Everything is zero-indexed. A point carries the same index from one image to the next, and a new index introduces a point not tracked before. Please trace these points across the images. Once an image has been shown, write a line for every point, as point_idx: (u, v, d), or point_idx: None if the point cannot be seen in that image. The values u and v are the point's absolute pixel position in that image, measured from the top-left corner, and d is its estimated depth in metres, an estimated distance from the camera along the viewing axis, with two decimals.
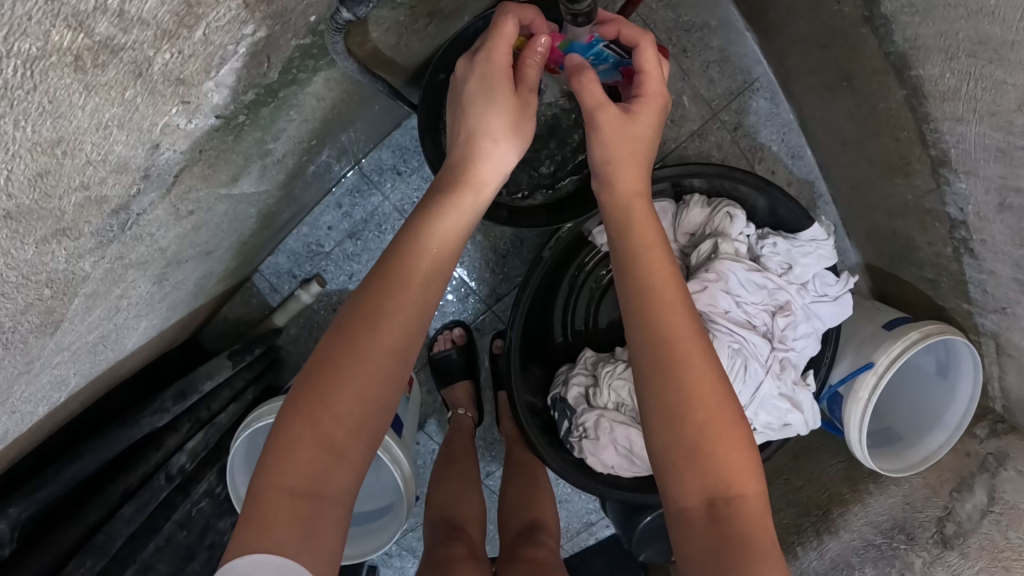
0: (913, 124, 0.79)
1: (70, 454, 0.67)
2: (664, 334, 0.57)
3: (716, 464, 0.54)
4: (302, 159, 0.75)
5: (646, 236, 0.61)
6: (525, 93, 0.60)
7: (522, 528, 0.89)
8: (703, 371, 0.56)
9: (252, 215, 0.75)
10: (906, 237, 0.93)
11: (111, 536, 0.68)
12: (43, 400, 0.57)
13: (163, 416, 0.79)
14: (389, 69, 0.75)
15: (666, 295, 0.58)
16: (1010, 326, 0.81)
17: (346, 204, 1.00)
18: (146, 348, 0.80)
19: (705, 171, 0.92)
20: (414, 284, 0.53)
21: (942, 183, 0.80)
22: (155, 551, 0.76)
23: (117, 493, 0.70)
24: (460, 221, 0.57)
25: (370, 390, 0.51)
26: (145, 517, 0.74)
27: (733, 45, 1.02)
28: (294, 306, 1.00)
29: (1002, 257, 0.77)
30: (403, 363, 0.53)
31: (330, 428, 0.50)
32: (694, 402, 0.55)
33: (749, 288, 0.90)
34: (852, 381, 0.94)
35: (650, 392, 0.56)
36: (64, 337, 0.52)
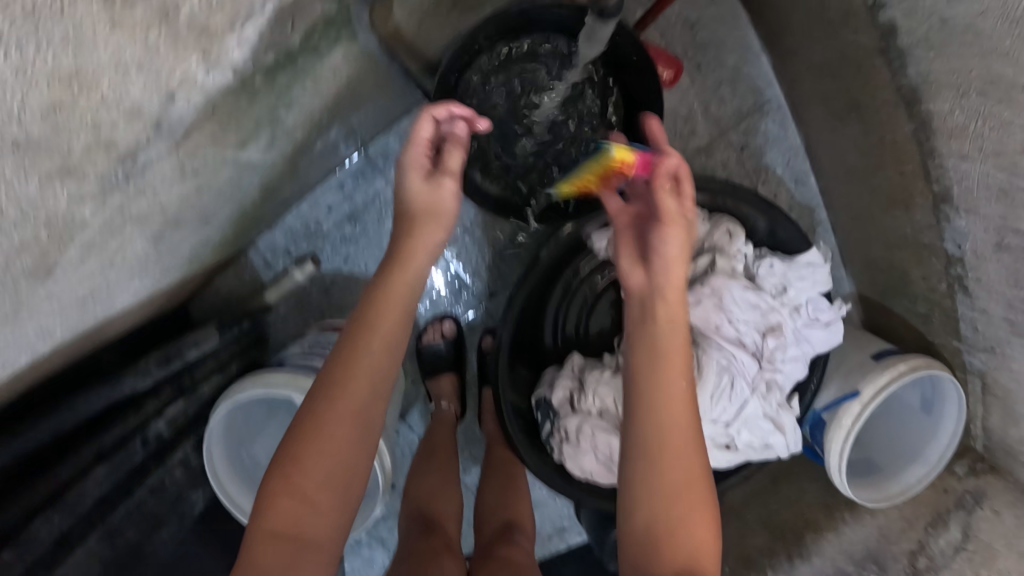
0: (918, 158, 0.81)
1: (49, 409, 0.69)
2: (659, 426, 0.65)
3: (686, 538, 0.63)
4: (312, 135, 0.74)
5: (664, 333, 0.67)
6: (438, 179, 0.63)
7: (499, 527, 0.88)
8: (678, 461, 0.64)
9: (254, 186, 0.74)
10: (901, 271, 0.93)
11: (80, 497, 0.69)
12: (28, 349, 0.58)
13: (146, 379, 0.80)
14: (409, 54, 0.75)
15: (669, 390, 0.65)
16: (999, 366, 0.83)
17: (349, 185, 0.98)
18: (135, 310, 0.80)
19: (710, 185, 0.92)
20: (377, 352, 0.62)
21: (943, 220, 0.82)
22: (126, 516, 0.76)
23: (91, 453, 0.72)
24: (408, 297, 0.64)
25: (343, 446, 0.60)
26: (118, 482, 0.75)
27: (747, 63, 1.00)
28: (287, 284, 0.99)
29: (996, 297, 0.79)
30: (367, 426, 0.62)
31: (302, 480, 0.59)
32: (671, 482, 0.64)
33: (743, 306, 0.91)
34: (838, 406, 0.93)
35: (640, 472, 0.65)
36: (57, 285, 0.53)
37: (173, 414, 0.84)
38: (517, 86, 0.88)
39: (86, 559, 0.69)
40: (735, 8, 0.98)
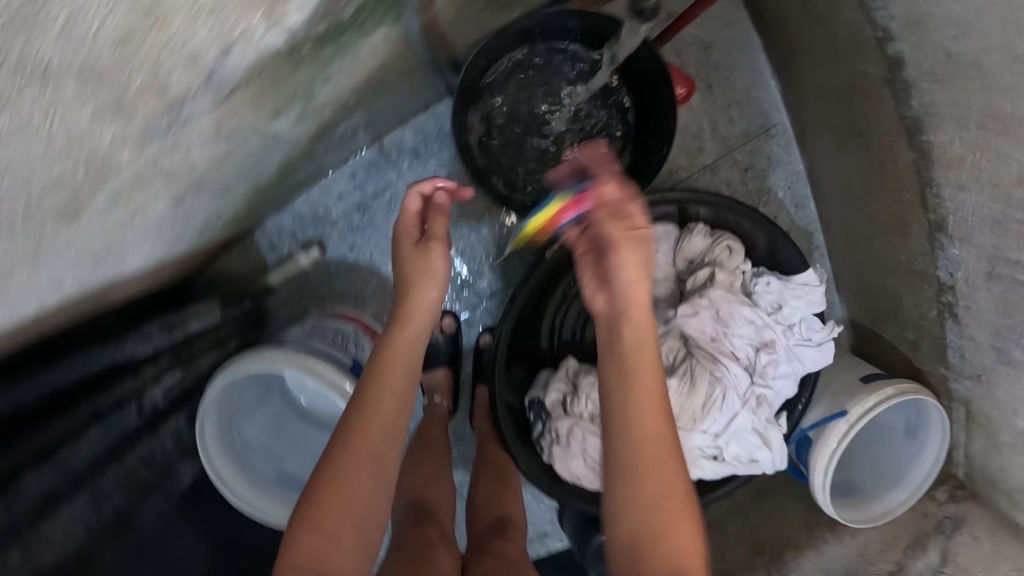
0: (917, 187, 0.84)
1: (49, 362, 0.71)
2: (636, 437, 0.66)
3: (671, 545, 0.64)
4: (336, 117, 0.76)
5: (643, 350, 0.68)
6: (429, 240, 0.76)
7: (493, 522, 0.88)
8: (662, 467, 0.65)
9: (275, 161, 0.75)
10: (893, 297, 0.95)
11: (71, 454, 0.71)
12: (37, 299, 0.59)
13: (146, 345, 0.83)
14: (439, 48, 0.77)
15: (647, 403, 0.67)
16: (983, 394, 0.86)
17: (360, 175, 0.99)
18: (141, 278, 0.80)
19: (713, 200, 0.94)
20: (386, 394, 0.73)
21: (937, 247, 0.85)
22: (114, 482, 0.78)
23: (84, 412, 0.74)
24: (413, 345, 0.75)
25: (361, 484, 0.69)
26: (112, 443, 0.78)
27: (758, 88, 1.03)
28: (291, 268, 1.00)
29: (984, 324, 0.82)
30: (381, 463, 0.71)
31: (324, 516, 0.67)
32: (654, 491, 0.65)
33: (739, 321, 0.92)
34: (825, 425, 0.95)
35: (624, 483, 0.66)
36: (79, 235, 0.55)
37: (168, 384, 0.85)
38: (536, 89, 0.91)
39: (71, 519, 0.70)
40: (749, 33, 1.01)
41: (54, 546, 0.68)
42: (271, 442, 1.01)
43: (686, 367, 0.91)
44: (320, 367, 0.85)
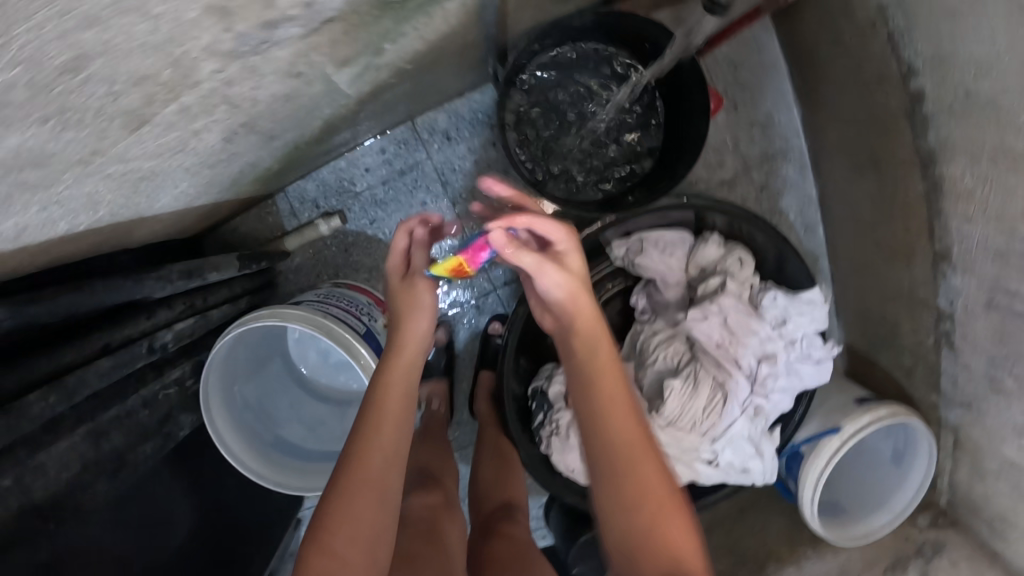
0: (926, 217, 0.88)
1: (71, 287, 0.69)
2: (611, 444, 0.70)
3: (661, 541, 0.65)
4: (387, 83, 0.78)
5: (603, 362, 0.74)
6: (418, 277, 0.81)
7: (498, 505, 0.93)
8: (641, 469, 0.68)
9: (320, 118, 0.77)
10: (891, 324, 0.99)
11: (79, 384, 0.70)
12: (67, 217, 0.61)
13: (165, 286, 0.81)
14: (492, 31, 0.80)
15: (613, 410, 0.71)
16: (973, 422, 0.90)
17: (389, 151, 1.01)
18: (166, 217, 0.82)
19: (732, 211, 0.95)
20: (388, 419, 0.75)
21: (940, 276, 0.89)
22: (113, 419, 0.78)
23: (98, 344, 0.73)
24: (407, 376, 0.79)
25: (376, 507, 0.70)
26: (117, 378, 0.78)
27: (779, 111, 1.06)
28: (310, 234, 1.01)
29: (980, 352, 0.86)
30: (389, 486, 0.72)
31: (339, 538, 0.67)
32: (638, 492, 0.68)
33: (743, 331, 0.95)
34: (818, 440, 0.97)
35: (606, 492, 0.69)
36: (129, 148, 0.57)
37: (177, 331, 0.85)
38: (575, 83, 0.94)
39: (65, 452, 0.70)
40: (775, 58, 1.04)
41: (46, 476, 0.68)
42: (268, 405, 1.02)
43: (690, 370, 0.95)
44: (339, 330, 0.86)
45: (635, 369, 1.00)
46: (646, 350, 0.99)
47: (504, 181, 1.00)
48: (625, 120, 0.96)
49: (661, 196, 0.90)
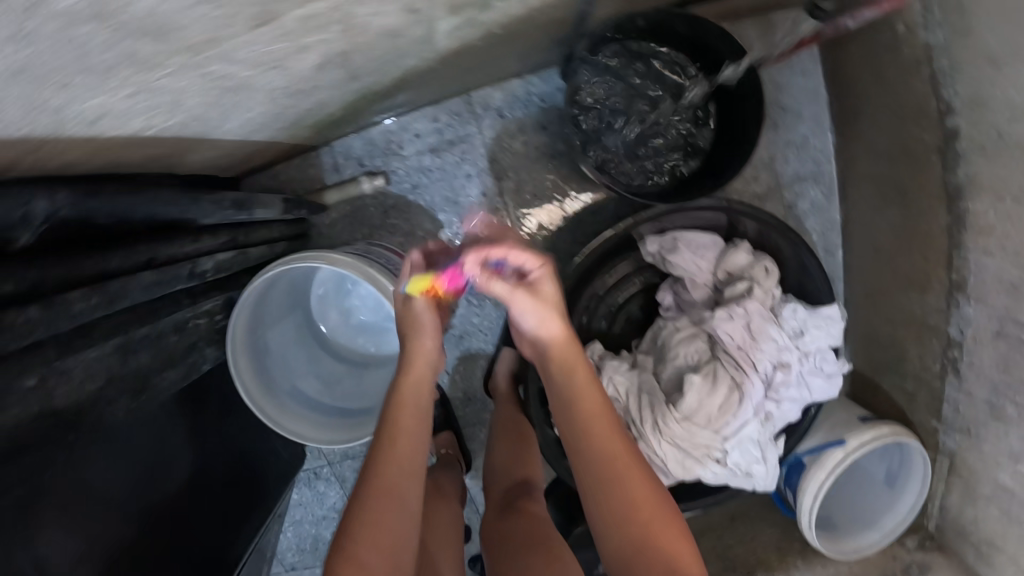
0: (947, 248, 0.93)
1: (125, 189, 0.69)
2: (606, 460, 0.82)
3: (657, 542, 0.76)
4: (467, 47, 0.80)
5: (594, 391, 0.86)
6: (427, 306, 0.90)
7: (512, 485, 0.94)
8: (636, 479, 0.80)
9: (398, 69, 0.79)
10: (899, 349, 1.04)
11: (122, 291, 0.68)
12: (143, 114, 0.62)
13: (213, 213, 0.80)
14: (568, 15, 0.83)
15: (604, 431, 0.84)
16: (970, 447, 0.94)
17: (442, 120, 1.02)
18: (223, 144, 0.81)
19: (767, 220, 0.98)
20: (406, 429, 0.82)
21: (953, 305, 0.94)
22: (144, 337, 0.75)
23: (146, 257, 0.71)
24: (418, 394, 0.86)
25: (401, 510, 0.75)
26: (154, 297, 0.75)
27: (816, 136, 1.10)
28: (351, 191, 1.01)
29: (984, 379, 0.91)
30: (411, 490, 0.77)
31: (373, 536, 0.71)
32: (637, 501, 0.79)
33: (764, 337, 0.98)
34: (821, 452, 1.01)
35: (598, 499, 0.81)
36: (238, 51, 0.57)
37: (216, 261, 0.84)
38: (639, 78, 0.97)
39: (89, 364, 0.67)
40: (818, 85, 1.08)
41: (72, 382, 0.65)
42: (289, 356, 1.01)
43: (710, 368, 0.98)
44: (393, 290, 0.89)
45: (653, 363, 1.03)
46: (667, 346, 1.02)
47: (550, 166, 1.03)
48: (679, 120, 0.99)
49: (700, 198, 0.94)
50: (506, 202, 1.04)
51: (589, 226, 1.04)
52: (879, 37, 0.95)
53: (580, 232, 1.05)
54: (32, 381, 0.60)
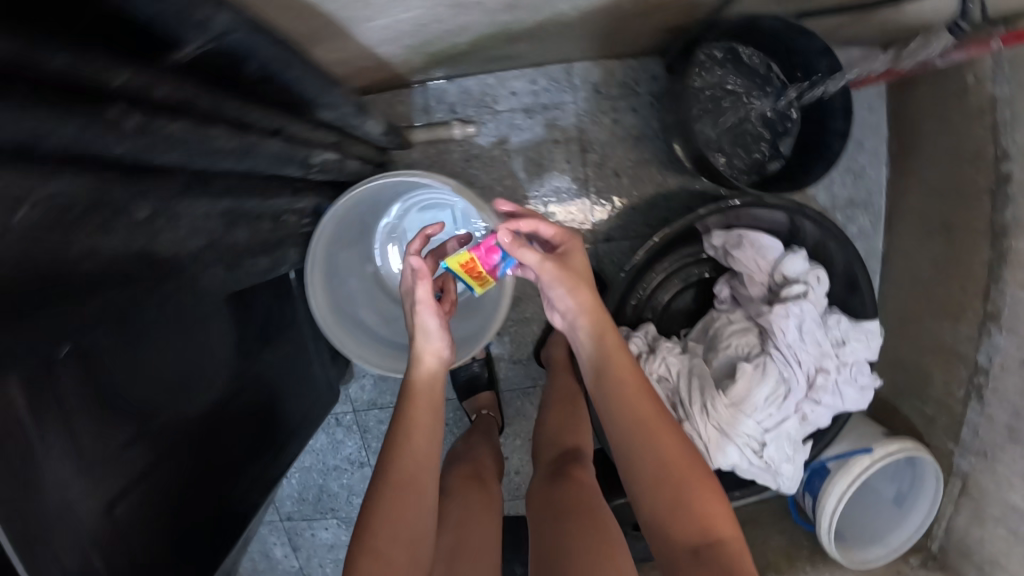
0: (985, 282, 1.00)
1: (287, 55, 0.65)
2: (640, 426, 0.81)
3: (693, 507, 0.74)
4: (601, 9, 0.83)
5: (621, 362, 0.87)
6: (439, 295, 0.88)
7: (561, 454, 0.94)
8: (670, 441, 0.79)
9: (536, 12, 0.81)
10: (925, 375, 1.11)
11: (258, 155, 0.65)
12: None
13: (335, 107, 0.78)
14: (689, 7, 0.88)
15: (635, 396, 0.83)
16: (985, 468, 1.00)
17: (539, 84, 1.05)
18: (351, 48, 0.80)
19: (830, 231, 1.04)
20: (420, 417, 0.80)
21: (985, 334, 1.00)
22: (249, 214, 0.70)
23: (279, 125, 0.67)
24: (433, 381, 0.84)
25: (415, 504, 0.72)
26: (271, 173, 0.71)
27: (870, 167, 1.18)
28: (441, 133, 1.02)
29: (1005, 404, 0.97)
30: (422, 484, 0.74)
31: (380, 539, 0.67)
32: (668, 464, 0.77)
33: (811, 339, 1.03)
34: (848, 458, 1.07)
35: (634, 465, 0.79)
36: None
37: (323, 159, 0.80)
38: (735, 79, 1.02)
39: (195, 219, 0.61)
40: (880, 121, 1.16)
41: (177, 231, 0.59)
42: (352, 285, 1.00)
43: (760, 360, 1.02)
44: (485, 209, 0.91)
45: (703, 351, 1.07)
46: (719, 336, 1.07)
47: (634, 148, 1.07)
48: (768, 122, 1.04)
49: (779, 198, 0.99)
50: (586, 172, 1.07)
51: (660, 211, 1.09)
52: (949, 82, 1.01)
53: (651, 215, 1.09)
54: (142, 214, 0.53)
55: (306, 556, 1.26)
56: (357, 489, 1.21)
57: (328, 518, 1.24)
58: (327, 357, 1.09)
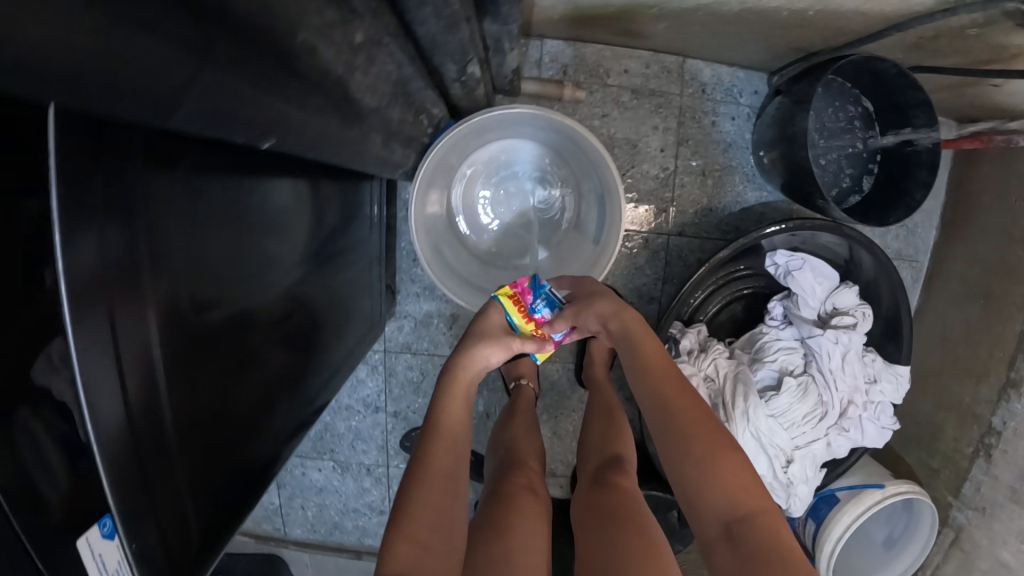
0: (1013, 351, 1.03)
1: None
2: (668, 405, 0.73)
3: (719, 481, 0.65)
4: (738, 15, 0.86)
5: (649, 350, 0.81)
6: (494, 328, 0.89)
7: (603, 462, 0.83)
8: (692, 415, 0.72)
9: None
10: (938, 429, 1.17)
11: (457, 47, 0.61)
12: None
13: (512, 37, 0.76)
14: (811, 39, 0.92)
15: (662, 378, 0.77)
16: (981, 524, 1.05)
17: (652, 69, 1.08)
18: None
19: (887, 275, 1.07)
20: (456, 411, 0.78)
21: (1004, 399, 1.03)
22: (408, 103, 0.67)
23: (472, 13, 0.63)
24: (470, 384, 0.83)
25: (447, 491, 0.66)
26: (434, 70, 0.68)
27: (922, 227, 1.26)
28: (549, 90, 1.03)
29: (1012, 467, 1.00)
30: (459, 472, 0.70)
31: (415, 527, 0.61)
32: (691, 438, 0.69)
33: (849, 369, 1.07)
34: (861, 490, 1.11)
35: (661, 444, 0.71)
36: None
37: (472, 73, 0.75)
38: (834, 111, 1.06)
39: (387, 78, 0.55)
40: (942, 185, 1.23)
41: (375, 68, 0.51)
42: (439, 226, 1.01)
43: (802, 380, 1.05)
44: (603, 152, 0.92)
45: (748, 360, 1.11)
46: (766, 348, 1.11)
47: (725, 154, 1.11)
48: (861, 157, 1.09)
49: (855, 232, 1.02)
50: (676, 164, 1.10)
51: (733, 219, 1.13)
52: (1016, 161, 1.06)
53: (724, 221, 1.13)
54: (359, 39, 0.44)
55: (290, 494, 1.26)
56: (364, 433, 1.21)
57: (324, 459, 1.23)
58: (383, 291, 1.07)
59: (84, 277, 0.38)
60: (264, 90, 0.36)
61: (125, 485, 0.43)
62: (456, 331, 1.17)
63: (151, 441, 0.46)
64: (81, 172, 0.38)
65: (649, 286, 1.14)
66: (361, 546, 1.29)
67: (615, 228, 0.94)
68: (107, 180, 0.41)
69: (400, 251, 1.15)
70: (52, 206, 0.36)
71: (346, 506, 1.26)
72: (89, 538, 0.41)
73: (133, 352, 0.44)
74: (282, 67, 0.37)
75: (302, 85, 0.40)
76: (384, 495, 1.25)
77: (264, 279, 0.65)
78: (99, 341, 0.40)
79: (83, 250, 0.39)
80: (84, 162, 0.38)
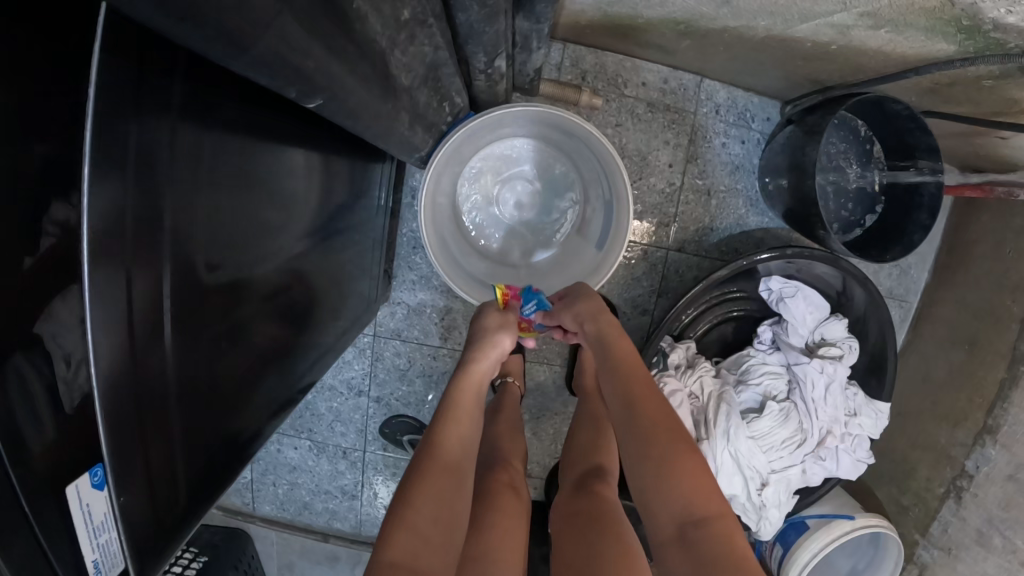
0: (992, 399, 1.05)
1: None
2: (634, 405, 0.73)
3: (681, 484, 0.66)
4: (762, 40, 0.87)
5: (623, 350, 0.81)
6: (501, 330, 0.89)
7: (588, 469, 0.83)
8: (655, 416, 0.72)
9: (708, 17, 0.83)
10: (911, 467, 1.19)
11: (491, 37, 0.61)
12: None
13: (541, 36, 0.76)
14: (828, 73, 0.94)
15: (632, 378, 0.77)
16: (945, 563, 1.07)
17: (669, 84, 1.09)
18: None
19: (876, 312, 1.09)
20: (466, 408, 0.77)
21: (979, 444, 1.05)
22: (436, 89, 0.67)
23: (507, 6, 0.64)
24: (482, 382, 0.82)
25: (450, 485, 0.66)
26: (463, 58, 0.68)
27: (915, 268, 1.28)
28: (567, 94, 1.04)
29: (981, 511, 1.02)
30: (465, 469, 0.69)
31: (415, 518, 0.60)
32: (654, 439, 0.69)
33: (832, 401, 1.08)
34: (830, 519, 1.12)
35: (626, 447, 0.72)
36: None
37: (498, 67, 0.75)
38: (842, 144, 1.08)
39: (421, 60, 0.56)
40: (939, 230, 1.26)
41: (412, 49, 0.51)
42: (445, 216, 1.01)
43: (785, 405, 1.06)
44: (615, 155, 0.92)
45: (733, 381, 1.13)
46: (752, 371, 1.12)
47: (732, 176, 1.12)
48: (865, 192, 1.10)
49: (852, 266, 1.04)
50: (682, 180, 1.12)
51: (733, 240, 1.14)
52: (1013, 213, 1.08)
53: (726, 242, 1.14)
54: (403, 14, 0.44)
55: (263, 470, 1.25)
56: (344, 415, 1.21)
57: (301, 438, 1.23)
58: (380, 276, 1.07)
59: (107, 215, 0.38)
60: (311, 53, 0.37)
61: (120, 439, 0.42)
62: (448, 323, 1.17)
63: (151, 397, 0.46)
64: (111, 109, 0.38)
65: (643, 298, 1.16)
66: (329, 529, 1.28)
67: (620, 234, 0.95)
68: (138, 124, 0.41)
69: (402, 237, 1.15)
70: (86, 143, 0.36)
71: (318, 487, 1.25)
72: (78, 485, 0.41)
73: (142, 303, 0.44)
74: (328, 32, 0.37)
75: (345, 54, 0.40)
76: (358, 479, 1.24)
77: (271, 245, 0.65)
78: (111, 287, 0.40)
79: (104, 194, 0.38)
80: (113, 99, 0.38)
